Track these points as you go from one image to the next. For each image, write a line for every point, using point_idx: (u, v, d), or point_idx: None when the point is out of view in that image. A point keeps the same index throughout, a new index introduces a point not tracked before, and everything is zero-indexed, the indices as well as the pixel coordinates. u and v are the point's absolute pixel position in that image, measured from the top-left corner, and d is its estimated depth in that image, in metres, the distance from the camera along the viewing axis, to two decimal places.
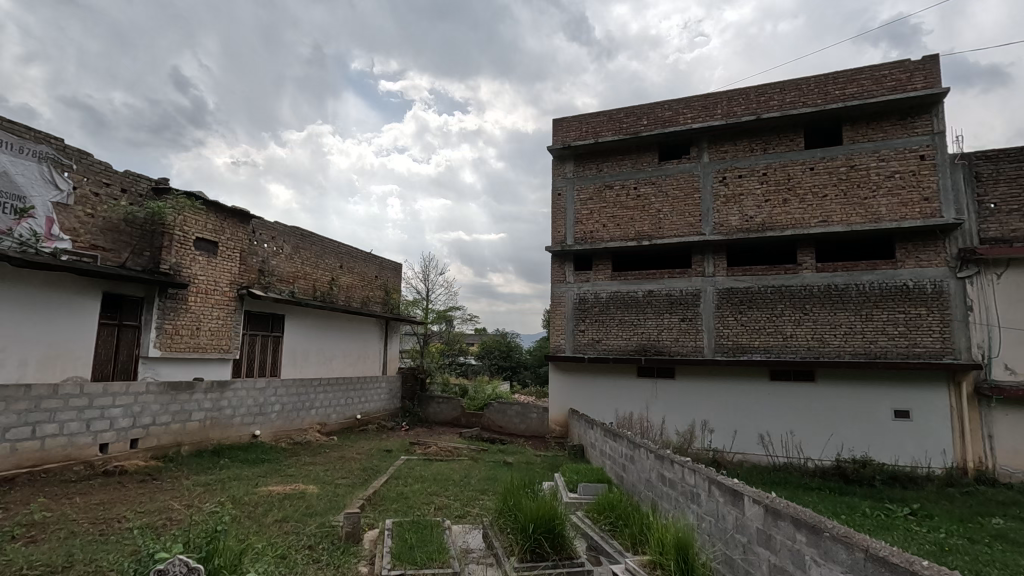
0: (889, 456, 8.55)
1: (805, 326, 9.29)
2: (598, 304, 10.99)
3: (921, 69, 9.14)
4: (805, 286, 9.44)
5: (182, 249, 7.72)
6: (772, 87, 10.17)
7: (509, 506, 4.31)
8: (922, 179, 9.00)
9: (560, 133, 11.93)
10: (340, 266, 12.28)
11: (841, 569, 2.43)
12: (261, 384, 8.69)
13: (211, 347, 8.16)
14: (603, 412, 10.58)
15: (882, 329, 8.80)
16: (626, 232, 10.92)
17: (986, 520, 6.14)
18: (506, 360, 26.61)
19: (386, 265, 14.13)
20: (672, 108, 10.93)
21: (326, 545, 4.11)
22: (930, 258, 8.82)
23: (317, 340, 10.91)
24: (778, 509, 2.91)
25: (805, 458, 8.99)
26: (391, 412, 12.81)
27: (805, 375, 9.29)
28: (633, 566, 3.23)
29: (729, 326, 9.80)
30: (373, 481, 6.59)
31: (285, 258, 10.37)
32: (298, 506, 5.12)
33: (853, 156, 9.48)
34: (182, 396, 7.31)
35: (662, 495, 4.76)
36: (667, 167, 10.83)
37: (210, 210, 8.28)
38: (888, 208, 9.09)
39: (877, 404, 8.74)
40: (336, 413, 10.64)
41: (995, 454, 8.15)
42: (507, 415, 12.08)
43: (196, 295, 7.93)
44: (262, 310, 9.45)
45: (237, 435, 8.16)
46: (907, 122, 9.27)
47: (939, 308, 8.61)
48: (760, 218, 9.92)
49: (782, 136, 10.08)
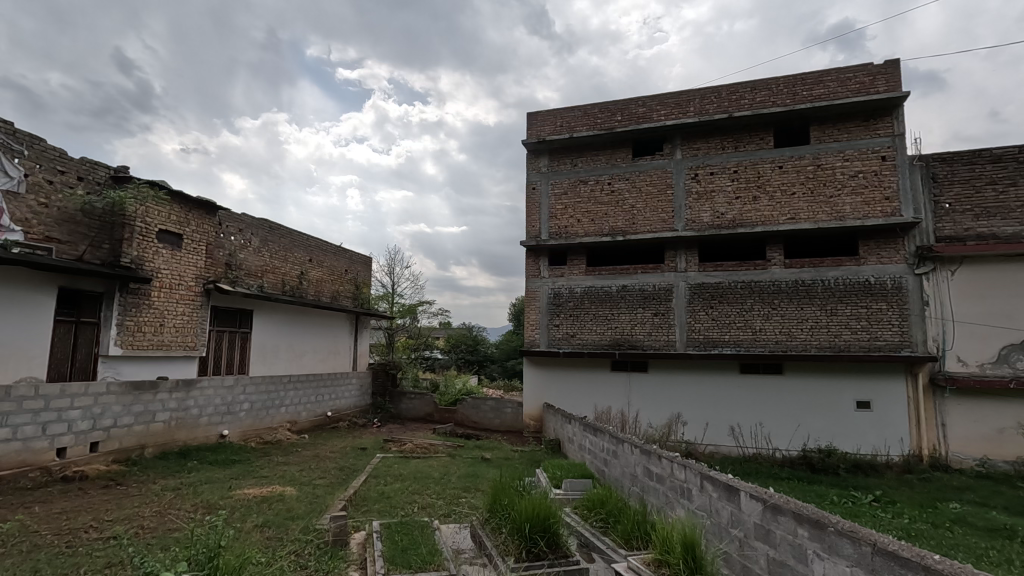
0: (851, 445, 8.92)
1: (773, 320, 9.56)
2: (572, 299, 11.03)
3: (883, 73, 9.50)
4: (774, 282, 9.71)
5: (144, 242, 7.31)
6: (743, 86, 10.40)
7: (501, 504, 4.27)
8: (883, 179, 9.35)
9: (535, 127, 11.85)
10: (309, 260, 11.93)
11: (847, 563, 2.49)
12: (229, 382, 8.39)
13: (175, 344, 7.80)
14: (578, 406, 10.66)
15: (846, 324, 9.16)
16: (599, 227, 11.02)
17: (944, 506, 6.46)
18: (472, 354, 26.64)
19: (356, 259, 13.82)
20: (646, 105, 11.03)
21: (311, 550, 3.97)
22: (891, 255, 9.18)
23: (287, 336, 10.58)
24: (778, 505, 2.96)
25: (774, 449, 9.29)
26: (362, 409, 12.60)
27: (773, 368, 9.58)
28: (637, 564, 3.15)
29: (700, 320, 10.02)
30: (352, 481, 6.44)
31: (253, 251, 9.98)
32: (278, 509, 4.96)
33: (820, 156, 9.77)
34: (145, 396, 6.97)
35: (650, 490, 4.83)
36: (641, 164, 10.94)
37: (174, 201, 7.87)
38: (852, 207, 9.44)
39: (841, 396, 9.08)
40: (306, 410, 10.36)
41: (948, 442, 8.62)
42: (481, 410, 12.03)
43: (160, 290, 7.55)
44: (230, 306, 9.07)
45: (205, 435, 7.87)
46: (870, 124, 9.61)
47: (899, 304, 8.99)
48: (731, 215, 10.13)
49: (752, 135, 10.30)
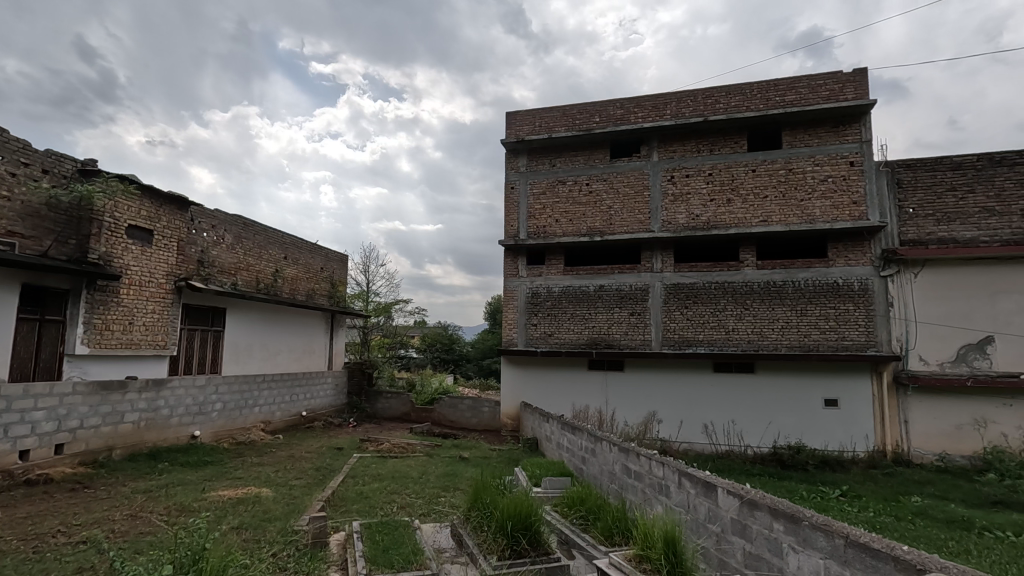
0: (819, 442, 9.19)
1: (746, 320, 9.79)
2: (550, 298, 11.09)
3: (852, 81, 9.81)
4: (746, 283, 9.93)
5: (113, 238, 7.10)
6: (718, 90, 10.60)
7: (482, 503, 4.29)
8: (851, 183, 9.66)
9: (513, 126, 11.88)
10: (284, 257, 11.74)
11: (820, 555, 2.58)
12: (200, 381, 8.21)
13: (145, 343, 7.59)
14: (555, 405, 10.74)
15: (815, 323, 9.43)
16: (577, 227, 11.10)
17: (907, 499, 6.72)
18: (448, 353, 26.56)
19: (331, 257, 13.64)
20: (624, 107, 11.17)
21: (291, 552, 3.92)
22: (858, 257, 9.49)
23: (261, 334, 10.39)
24: (755, 501, 3.06)
25: (745, 446, 9.52)
26: (337, 408, 12.45)
27: (745, 367, 9.80)
28: (618, 560, 3.20)
29: (675, 320, 10.19)
30: (330, 481, 6.38)
31: (226, 248, 9.77)
32: (255, 511, 4.89)
33: (791, 160, 10.03)
34: (114, 397, 6.78)
35: (628, 487, 4.91)
36: (618, 165, 11.07)
37: (145, 195, 7.66)
38: (822, 210, 9.72)
39: (810, 394, 9.35)
40: (280, 410, 10.20)
41: (910, 438, 8.96)
42: (458, 410, 12.01)
43: (129, 287, 7.35)
44: (202, 304, 8.87)
45: (175, 436, 7.69)
46: (839, 130, 9.90)
47: (865, 304, 9.29)
48: (706, 217, 10.32)
49: (726, 138, 10.52)
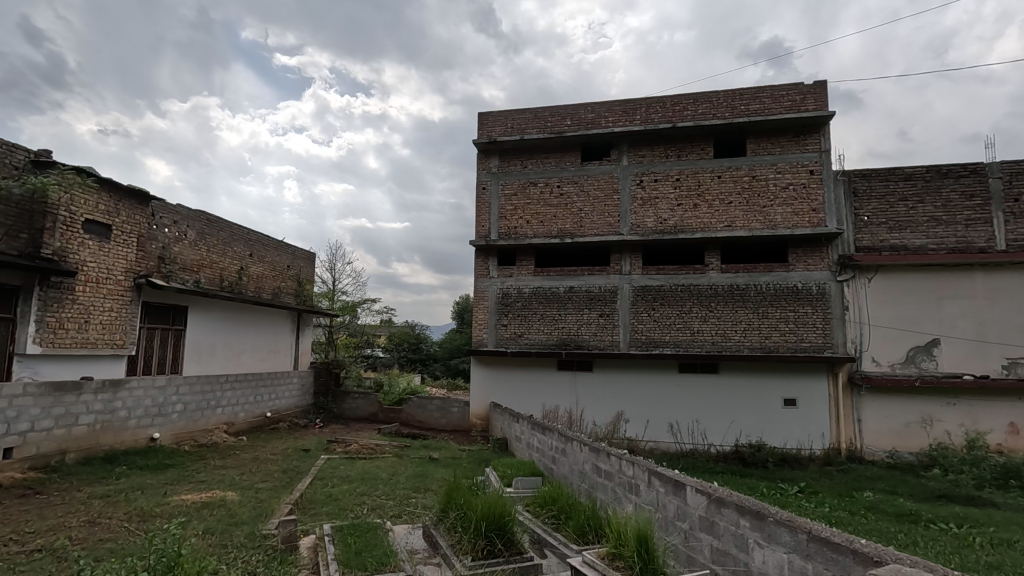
0: (779, 440, 9.52)
1: (710, 322, 10.06)
2: (520, 299, 11.15)
3: (812, 92, 10.21)
4: (711, 286, 10.21)
5: (68, 232, 6.81)
6: (686, 97, 10.86)
7: (455, 504, 4.30)
8: (811, 191, 10.04)
9: (485, 126, 11.89)
10: (249, 255, 11.45)
11: (784, 550, 2.71)
12: (160, 382, 7.95)
13: (102, 342, 7.31)
14: (525, 405, 10.81)
15: (776, 326, 9.76)
16: (548, 229, 11.20)
17: (859, 495, 7.04)
18: (415, 353, 26.35)
19: (298, 254, 13.38)
20: (595, 111, 11.32)
21: (260, 556, 3.85)
22: (816, 262, 9.86)
23: (225, 334, 10.12)
24: (722, 498, 3.17)
25: (709, 444, 9.78)
26: (303, 409, 12.22)
27: (709, 368, 10.07)
28: (591, 558, 3.27)
29: (643, 321, 10.39)
30: (297, 483, 6.28)
31: (189, 244, 9.48)
32: (221, 515, 4.78)
33: (755, 167, 10.36)
34: (67, 398, 6.51)
35: (598, 486, 5.00)
36: (589, 168, 11.22)
37: (103, 189, 7.38)
38: (783, 216, 10.07)
39: (770, 393, 9.67)
40: (243, 411, 9.96)
41: (863, 436, 9.37)
42: (427, 410, 11.95)
43: (85, 284, 7.06)
44: (162, 301, 8.58)
45: (133, 438, 7.43)
46: (800, 139, 10.27)
47: (822, 308, 9.67)
48: (673, 221, 10.57)
49: (694, 145, 10.78)
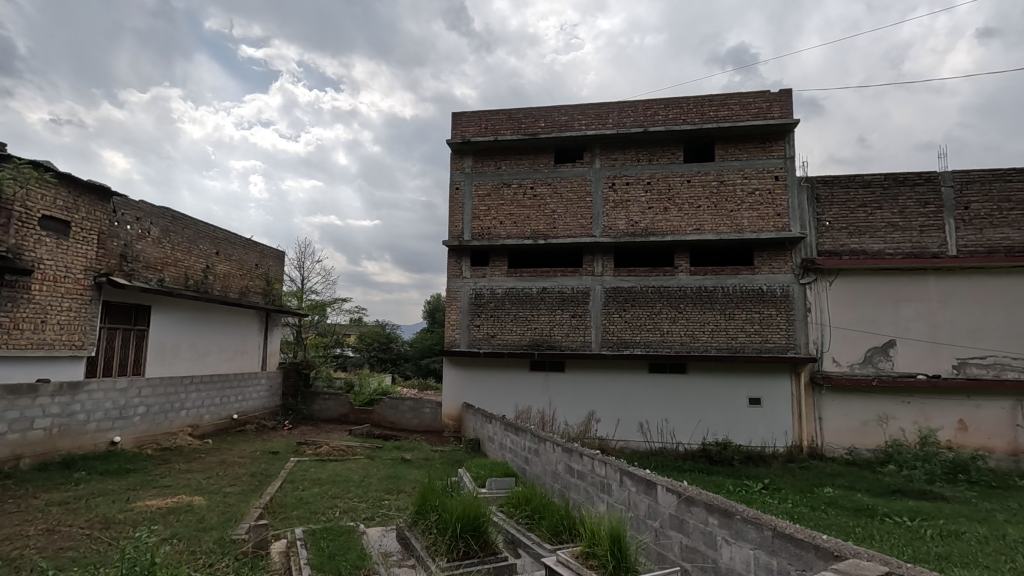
0: (744, 438, 9.79)
1: (680, 323, 10.27)
2: (493, 299, 11.18)
3: (778, 101, 10.52)
4: (680, 287, 10.42)
5: (23, 229, 6.55)
6: (657, 102, 11.06)
7: (429, 506, 4.30)
8: (776, 196, 10.35)
9: (459, 127, 11.87)
10: (215, 253, 11.17)
11: (750, 546, 2.81)
12: (121, 384, 7.71)
13: (60, 343, 7.04)
14: (497, 405, 10.85)
15: (742, 327, 10.04)
16: (522, 230, 11.25)
17: (820, 490, 7.31)
18: (385, 352, 26.13)
19: (267, 253, 13.10)
20: (568, 113, 11.41)
21: (229, 561, 3.78)
22: (780, 265, 10.18)
23: (190, 334, 9.86)
24: (692, 497, 3.27)
25: (677, 443, 9.99)
26: (271, 411, 11.99)
27: (678, 368, 10.29)
28: (566, 557, 3.31)
29: (614, 322, 10.54)
30: (266, 487, 6.17)
31: (153, 242, 9.20)
32: (188, 520, 4.68)
33: (723, 172, 10.63)
34: (23, 401, 6.26)
35: (571, 486, 5.08)
36: (562, 170, 11.32)
37: (62, 184, 7.11)
38: (749, 221, 10.35)
39: (736, 393, 9.95)
40: (208, 413, 9.71)
41: (824, 434, 9.71)
42: (399, 411, 11.87)
43: (41, 283, 6.79)
44: (124, 301, 8.31)
45: (92, 442, 7.18)
46: (766, 146, 10.57)
47: (786, 309, 9.98)
48: (644, 223, 10.75)
49: (664, 149, 10.99)
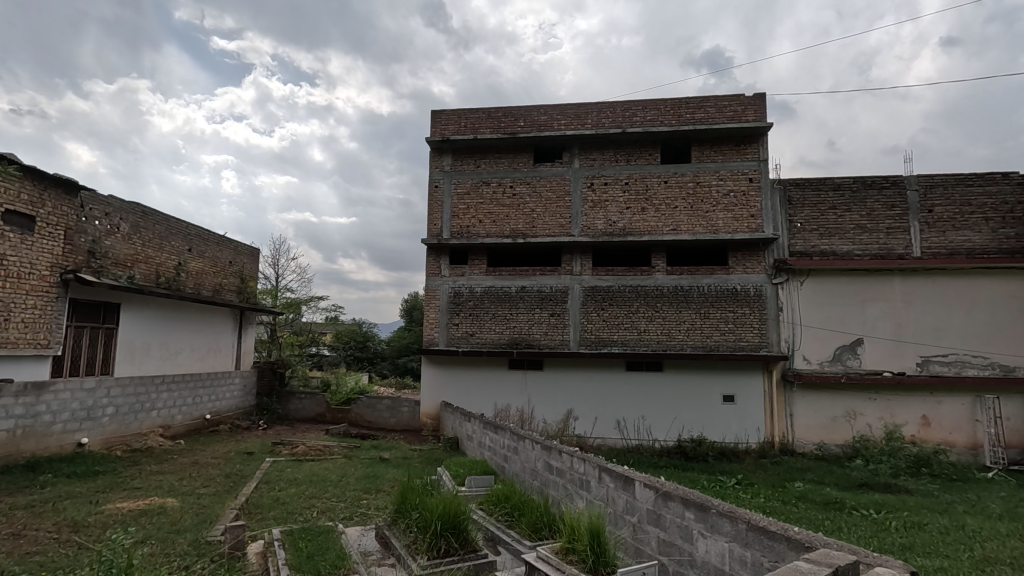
0: (718, 435, 9.99)
1: (656, 321, 10.41)
2: (472, 298, 11.17)
3: (753, 104, 10.74)
4: (657, 286, 10.57)
5: None
6: (635, 104, 11.18)
7: (409, 505, 4.29)
8: (750, 198, 10.57)
9: (438, 125, 11.83)
10: (188, 249, 10.93)
11: (725, 538, 2.89)
12: (89, 384, 7.50)
13: (23, 342, 6.82)
14: (476, 404, 10.86)
15: (716, 326, 10.23)
16: (501, 229, 11.27)
17: (791, 485, 7.52)
18: (362, 351, 25.92)
19: (241, 250, 12.86)
20: (547, 113, 11.47)
21: (205, 563, 3.72)
22: (753, 266, 10.40)
23: (161, 332, 9.63)
24: (669, 492, 3.34)
25: (653, 440, 10.14)
26: (244, 411, 11.78)
27: (654, 366, 10.44)
28: (545, 553, 3.35)
29: (592, 321, 10.64)
30: (242, 488, 6.08)
31: (122, 238, 8.96)
32: (161, 523, 4.59)
33: (699, 174, 10.81)
34: None
35: (549, 483, 5.13)
36: (541, 170, 11.37)
37: (27, 178, 6.89)
38: (724, 222, 10.55)
39: (711, 390, 10.14)
40: (179, 414, 9.51)
41: (794, 430, 9.96)
42: (376, 410, 11.78)
43: (4, 280, 6.57)
44: (92, 299, 8.07)
45: (58, 444, 6.98)
46: (741, 148, 10.78)
47: (758, 308, 10.20)
48: (622, 223, 10.88)
49: (642, 150, 11.12)
